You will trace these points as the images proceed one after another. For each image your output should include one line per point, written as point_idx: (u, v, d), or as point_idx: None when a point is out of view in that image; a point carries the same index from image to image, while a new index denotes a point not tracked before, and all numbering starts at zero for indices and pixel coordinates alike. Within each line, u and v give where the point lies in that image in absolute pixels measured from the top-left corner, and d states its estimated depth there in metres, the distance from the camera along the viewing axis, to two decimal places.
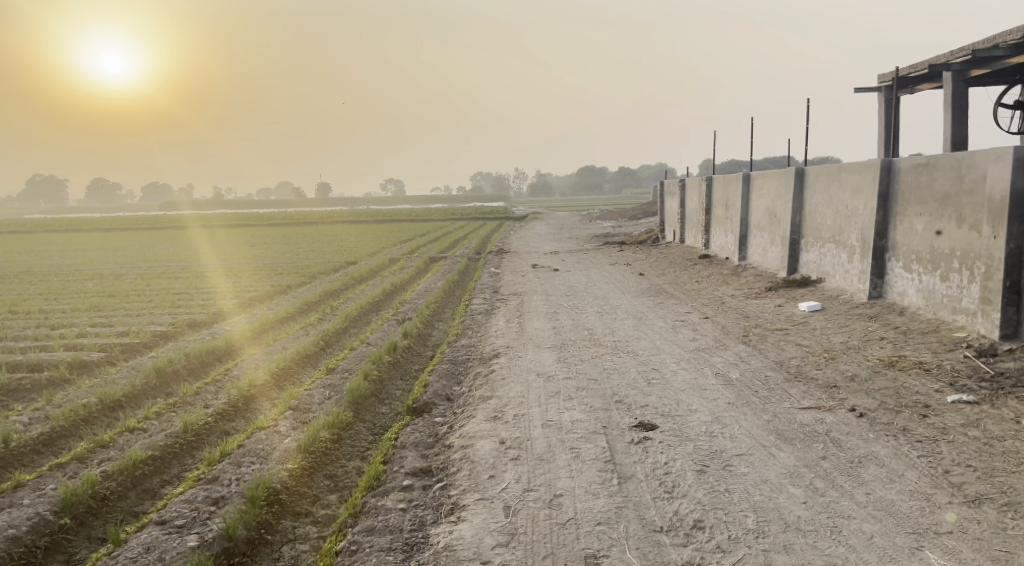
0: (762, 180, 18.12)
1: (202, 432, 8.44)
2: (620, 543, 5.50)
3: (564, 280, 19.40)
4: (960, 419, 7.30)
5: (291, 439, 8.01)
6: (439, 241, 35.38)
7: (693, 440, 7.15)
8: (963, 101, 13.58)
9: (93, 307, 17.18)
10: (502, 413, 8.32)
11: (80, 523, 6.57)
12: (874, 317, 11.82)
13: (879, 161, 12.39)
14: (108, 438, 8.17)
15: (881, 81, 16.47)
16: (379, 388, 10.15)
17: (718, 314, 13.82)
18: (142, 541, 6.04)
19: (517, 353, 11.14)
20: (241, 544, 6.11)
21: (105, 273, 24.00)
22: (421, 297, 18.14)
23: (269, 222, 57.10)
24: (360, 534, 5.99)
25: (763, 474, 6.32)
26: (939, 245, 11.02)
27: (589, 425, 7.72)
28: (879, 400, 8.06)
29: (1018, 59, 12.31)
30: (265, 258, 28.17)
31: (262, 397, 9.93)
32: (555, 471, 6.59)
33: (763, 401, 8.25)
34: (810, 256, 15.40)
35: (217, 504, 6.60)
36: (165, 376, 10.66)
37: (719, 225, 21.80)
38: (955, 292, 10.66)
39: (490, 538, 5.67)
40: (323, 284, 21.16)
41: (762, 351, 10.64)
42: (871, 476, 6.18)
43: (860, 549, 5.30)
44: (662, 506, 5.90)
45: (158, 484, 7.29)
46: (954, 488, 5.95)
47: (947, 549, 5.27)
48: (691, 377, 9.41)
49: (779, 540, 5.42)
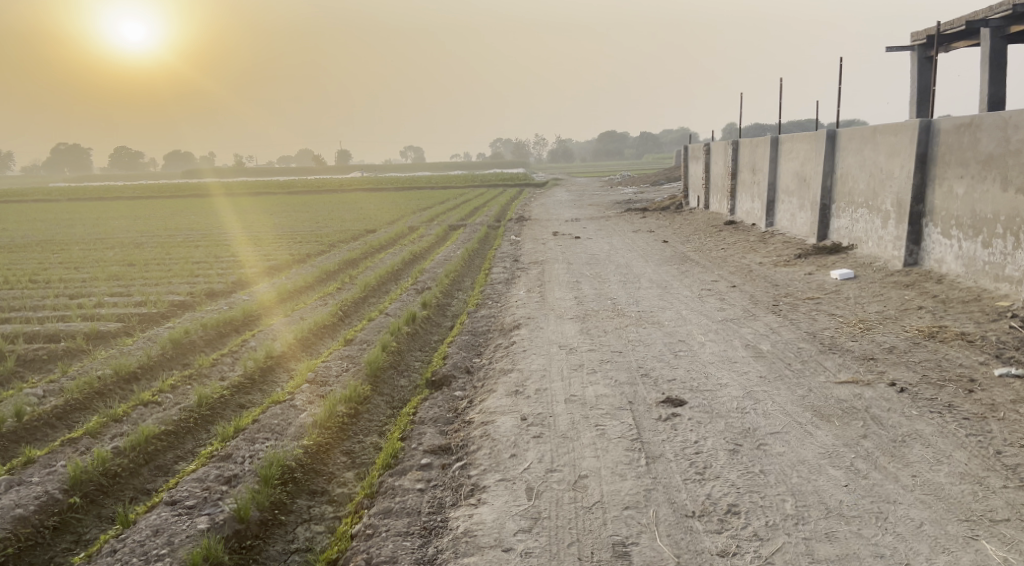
0: (791, 143, 17.53)
1: (216, 406, 8.20)
2: (650, 530, 5.19)
3: (586, 248, 19.00)
4: (1009, 395, 6.89)
5: (307, 413, 7.73)
6: (460, 208, 35.04)
7: (724, 417, 6.81)
8: (1004, 58, 12.93)
9: (112, 276, 17.04)
10: (523, 388, 8.01)
11: (91, 502, 6.38)
12: (911, 285, 11.35)
13: (917, 122, 11.79)
14: (122, 412, 7.95)
15: (914, 39, 15.76)
16: (398, 358, 9.90)
17: (746, 282, 13.39)
18: (151, 523, 5.80)
19: (539, 324, 10.81)
20: (253, 526, 5.88)
21: (124, 242, 23.90)
22: (441, 265, 17.84)
23: (288, 189, 56.80)
24: (376, 518, 5.74)
25: (799, 454, 5.97)
26: (982, 210, 10.50)
27: (614, 400, 7.41)
28: (921, 373, 7.68)
29: None
30: (285, 227, 28.05)
31: (279, 369, 9.69)
32: (579, 450, 6.28)
33: (797, 375, 7.88)
34: (841, 222, 14.89)
35: (230, 483, 6.36)
36: (181, 347, 10.45)
37: (745, 191, 21.25)
38: (998, 259, 10.19)
39: (512, 523, 5.38)
40: (341, 253, 20.87)
41: (793, 321, 10.24)
42: (917, 457, 5.81)
43: (909, 538, 4.95)
44: (693, 489, 5.59)
45: (172, 459, 7.08)
46: (1009, 470, 5.56)
47: (1005, 539, 4.89)
48: (720, 350, 9.04)
49: (820, 527, 5.08)
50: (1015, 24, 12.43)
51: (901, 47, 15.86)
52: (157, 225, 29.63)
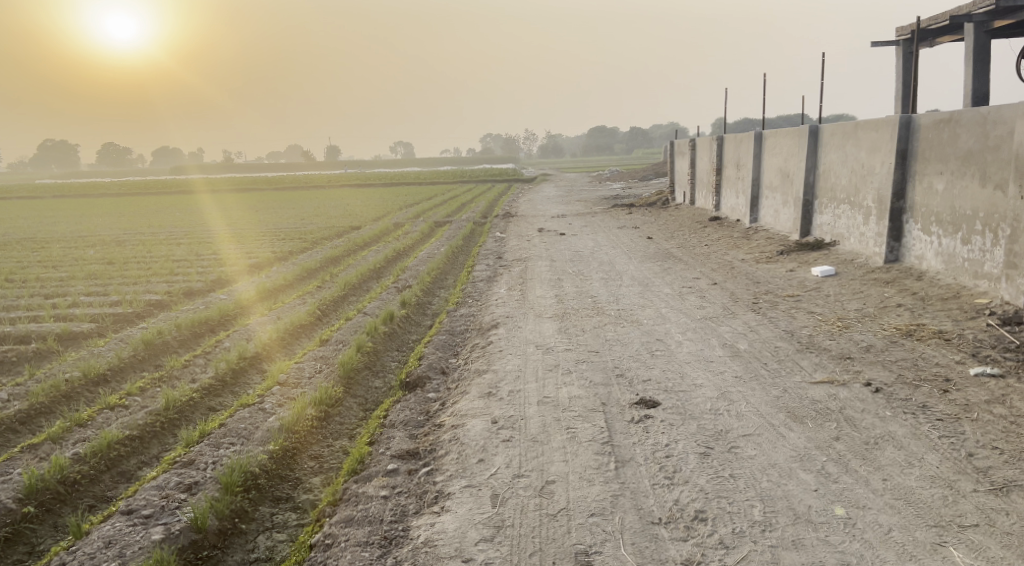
0: (775, 138, 17.46)
1: (185, 409, 8.07)
2: (614, 538, 5.09)
3: (570, 245, 18.88)
4: (985, 394, 6.82)
5: (276, 417, 7.60)
6: (446, 204, 34.82)
7: (697, 419, 6.71)
8: (986, 53, 12.87)
9: (91, 274, 16.84)
10: (496, 389, 7.89)
11: (46, 510, 6.24)
12: (890, 282, 11.28)
13: (898, 117, 11.72)
14: (86, 416, 7.80)
15: (898, 34, 15.70)
16: (374, 359, 9.76)
17: (727, 280, 13.31)
18: (104, 534, 5.66)
19: (517, 323, 10.69)
20: (211, 536, 5.75)
21: (105, 240, 23.63)
22: (423, 263, 17.68)
23: (276, 186, 56.51)
24: (336, 526, 5.64)
25: (770, 458, 5.88)
26: (961, 207, 10.44)
27: (587, 402, 7.30)
28: (897, 372, 7.60)
29: None
30: (269, 223, 27.80)
31: (253, 371, 9.55)
32: (548, 454, 6.17)
33: (772, 375, 7.80)
34: (824, 218, 14.83)
35: (190, 491, 6.22)
36: (153, 348, 10.29)
37: (730, 187, 21.16)
38: (977, 256, 10.13)
39: (474, 532, 5.27)
40: (324, 250, 20.68)
41: (772, 319, 10.16)
42: (888, 459, 5.73)
43: (877, 545, 4.86)
44: (661, 494, 5.49)
45: (135, 465, 6.94)
46: (980, 473, 5.49)
47: (974, 546, 4.81)
48: (697, 349, 8.95)
49: (787, 534, 4.99)
50: (997, 19, 12.37)
51: (885, 42, 15.81)
52: (139, 222, 29.37)
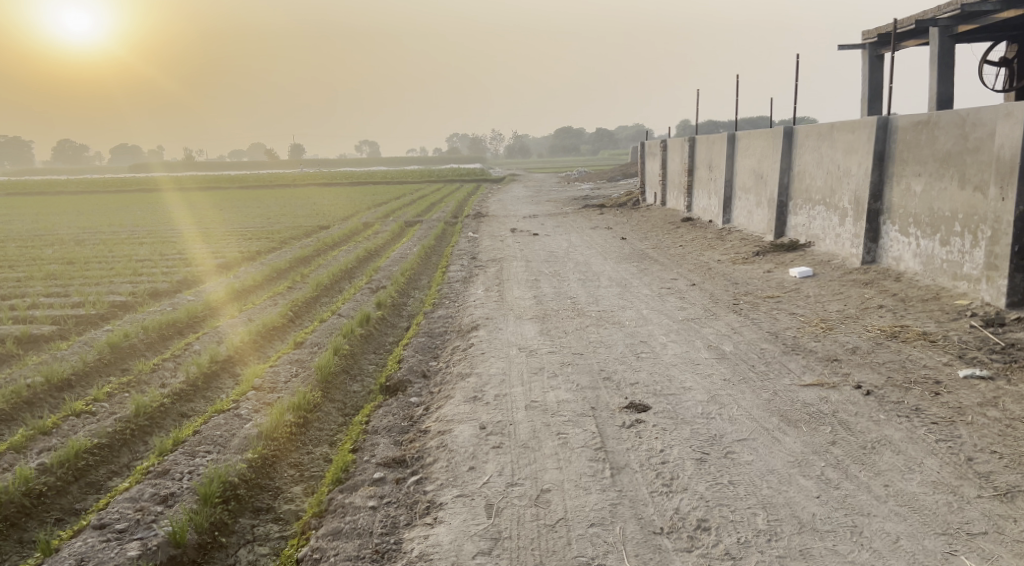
0: (748, 140, 17.45)
1: (156, 416, 7.71)
2: (617, 550, 4.93)
3: (544, 246, 18.70)
4: (976, 397, 6.78)
5: (253, 423, 7.30)
6: (416, 203, 34.30)
7: (690, 424, 6.56)
8: (952, 57, 12.98)
9: (49, 275, 16.22)
10: (482, 393, 7.68)
11: (11, 525, 5.90)
12: (869, 283, 11.30)
13: (875, 119, 11.73)
14: (51, 424, 7.43)
15: (866, 37, 15.78)
16: (351, 362, 9.48)
17: (705, 280, 13.25)
18: (76, 551, 5.36)
19: (498, 325, 10.46)
20: (191, 551, 5.47)
21: (63, 239, 22.84)
22: (396, 264, 17.33)
23: (239, 184, 55.53)
24: (324, 540, 5.44)
25: (768, 463, 5.76)
26: (940, 208, 10.47)
27: (576, 407, 7.11)
28: (885, 374, 7.55)
29: (1008, 13, 11.62)
30: (235, 223, 27.18)
31: (225, 375, 9.21)
32: (541, 461, 5.99)
33: (761, 377, 7.70)
34: (799, 219, 14.86)
35: (166, 503, 5.93)
36: (119, 352, 9.88)
37: (702, 187, 21.15)
38: (956, 257, 10.17)
39: (471, 545, 5.07)
40: (292, 250, 20.21)
41: (755, 321, 10.09)
42: (888, 464, 5.65)
43: (886, 554, 4.77)
44: (660, 503, 5.34)
45: (105, 475, 6.63)
46: (982, 479, 5.42)
47: (983, 553, 4.74)
48: (682, 351, 8.83)
49: (794, 543, 4.87)
50: (963, 23, 12.46)
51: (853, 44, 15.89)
52: (100, 221, 28.56)
